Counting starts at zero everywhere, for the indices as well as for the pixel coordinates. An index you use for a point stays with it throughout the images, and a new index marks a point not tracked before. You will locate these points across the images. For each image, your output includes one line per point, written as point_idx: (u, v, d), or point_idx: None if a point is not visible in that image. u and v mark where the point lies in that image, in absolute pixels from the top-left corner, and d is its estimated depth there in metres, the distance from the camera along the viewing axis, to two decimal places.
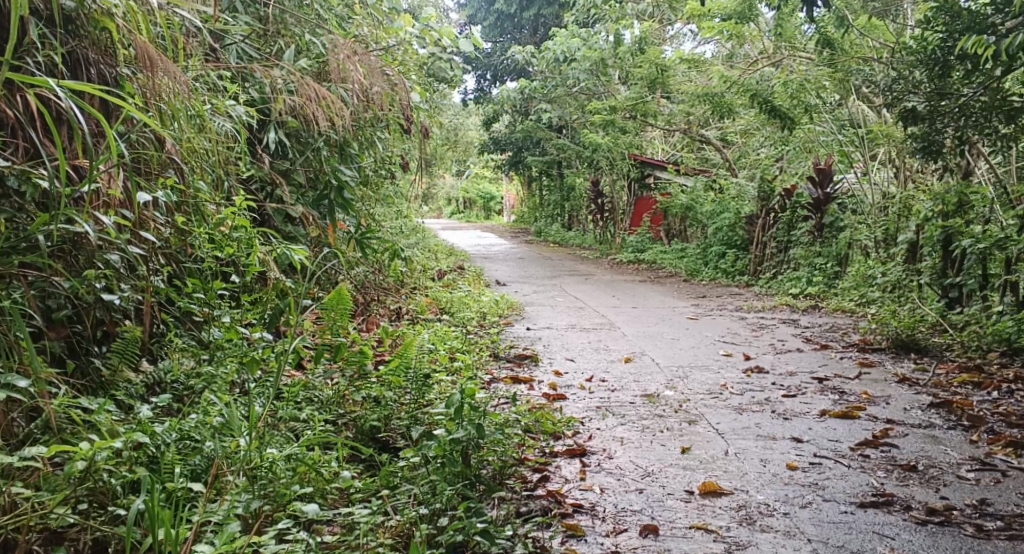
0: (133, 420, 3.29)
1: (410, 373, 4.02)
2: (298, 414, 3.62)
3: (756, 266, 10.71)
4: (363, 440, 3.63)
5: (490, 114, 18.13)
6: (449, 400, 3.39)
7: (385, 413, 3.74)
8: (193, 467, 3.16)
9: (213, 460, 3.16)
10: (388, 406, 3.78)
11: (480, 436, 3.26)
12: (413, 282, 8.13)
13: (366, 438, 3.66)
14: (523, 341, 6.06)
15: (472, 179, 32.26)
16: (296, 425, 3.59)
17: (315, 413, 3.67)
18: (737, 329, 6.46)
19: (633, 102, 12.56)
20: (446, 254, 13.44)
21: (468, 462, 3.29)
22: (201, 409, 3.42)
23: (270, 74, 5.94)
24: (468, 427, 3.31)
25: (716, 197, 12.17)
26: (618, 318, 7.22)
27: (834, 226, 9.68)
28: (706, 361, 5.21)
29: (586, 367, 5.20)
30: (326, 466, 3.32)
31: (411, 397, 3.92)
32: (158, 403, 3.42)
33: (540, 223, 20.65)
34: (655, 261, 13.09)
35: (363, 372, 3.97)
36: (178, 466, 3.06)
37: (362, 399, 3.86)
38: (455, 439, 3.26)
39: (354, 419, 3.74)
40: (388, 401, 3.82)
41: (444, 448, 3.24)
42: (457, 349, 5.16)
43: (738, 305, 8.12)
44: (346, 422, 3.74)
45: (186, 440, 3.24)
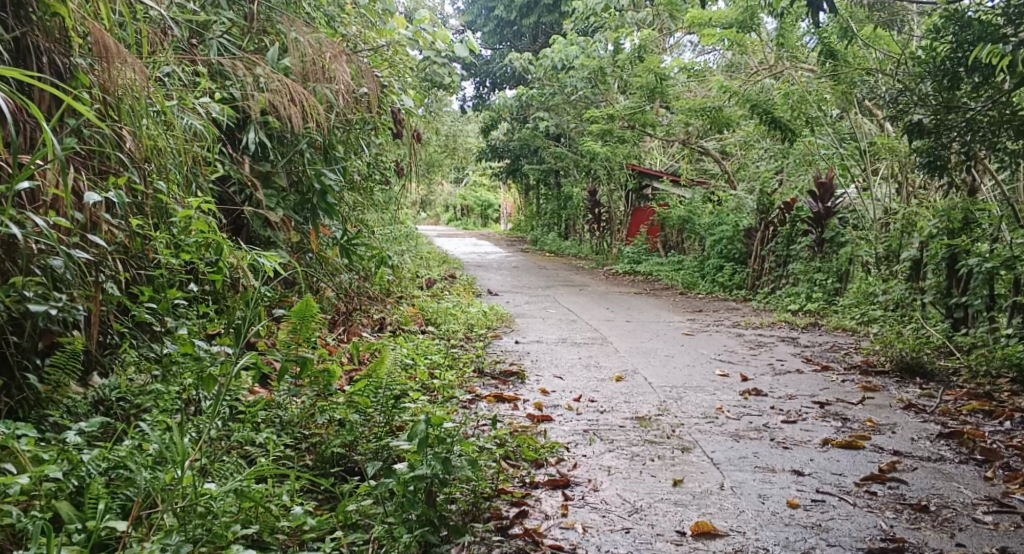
0: (58, 448, 3.05)
1: (379, 395, 3.78)
2: (254, 438, 3.38)
3: (753, 280, 10.48)
4: (323, 469, 3.38)
5: (487, 121, 17.92)
6: (413, 431, 3.05)
7: (350, 439, 3.48)
8: (121, 504, 2.88)
9: (145, 494, 2.86)
10: (353, 430, 3.52)
11: (446, 473, 2.96)
12: (401, 291, 7.88)
13: (327, 467, 3.40)
14: (510, 356, 5.80)
15: (470, 187, 32.04)
16: (250, 451, 3.34)
17: (274, 437, 3.41)
18: (734, 346, 6.21)
19: (632, 111, 12.33)
20: (439, 262, 13.20)
21: (433, 501, 3.01)
22: (137, 437, 3.17)
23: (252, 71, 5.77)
24: (432, 461, 2.99)
25: (715, 209, 11.95)
26: (611, 332, 6.97)
27: (835, 241, 9.43)
28: (702, 382, 4.94)
29: (575, 385, 4.95)
30: (274, 501, 3.08)
31: (381, 420, 3.68)
32: (89, 428, 3.17)
33: (537, 231, 20.43)
34: (651, 273, 12.84)
35: (329, 392, 3.71)
36: (102, 504, 2.80)
37: (326, 422, 3.60)
38: (418, 477, 2.96)
39: (316, 445, 3.49)
40: (355, 425, 3.56)
41: (406, 485, 2.94)
42: (439, 365, 4.91)
43: (734, 321, 7.88)
44: (307, 448, 3.49)
45: (118, 470, 2.97)
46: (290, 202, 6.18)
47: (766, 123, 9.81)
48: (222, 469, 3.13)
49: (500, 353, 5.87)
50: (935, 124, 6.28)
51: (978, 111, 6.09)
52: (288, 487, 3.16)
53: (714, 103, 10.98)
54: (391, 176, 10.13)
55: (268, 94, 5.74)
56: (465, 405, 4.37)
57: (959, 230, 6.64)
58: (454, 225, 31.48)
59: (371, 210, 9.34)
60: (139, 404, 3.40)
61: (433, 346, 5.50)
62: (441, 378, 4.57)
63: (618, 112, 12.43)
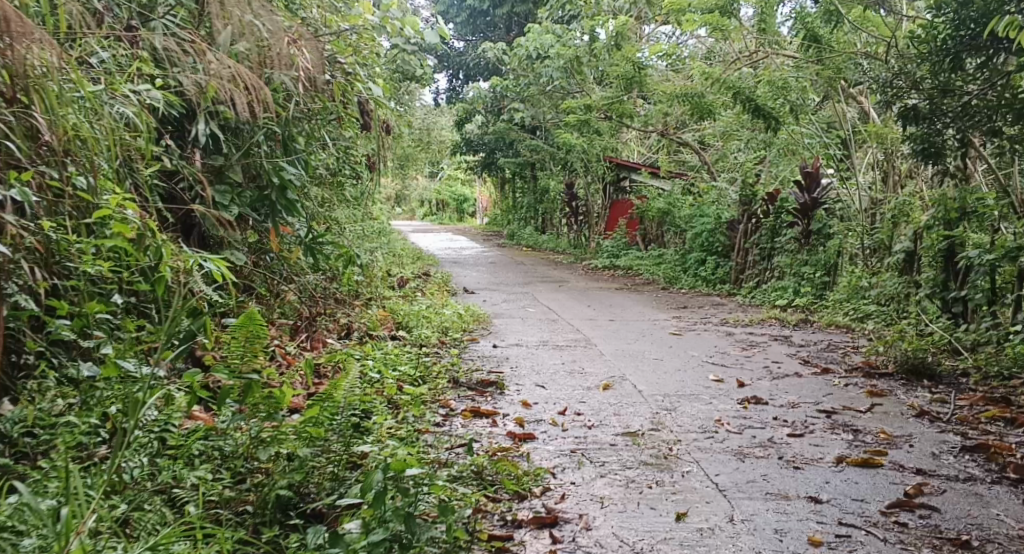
0: None
1: (336, 420, 3.38)
2: (185, 479, 3.02)
3: (737, 274, 10.10)
4: (267, 519, 2.96)
5: (461, 114, 17.46)
6: (368, 483, 2.76)
7: (300, 476, 3.08)
8: None
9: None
10: (304, 465, 3.11)
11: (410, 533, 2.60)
12: (370, 292, 7.42)
13: (273, 512, 2.98)
14: (486, 363, 5.39)
15: (445, 180, 31.54)
16: (179, 493, 3.00)
17: (205, 478, 3.04)
18: (726, 347, 5.83)
19: (609, 101, 11.92)
20: (412, 259, 12.76)
21: None
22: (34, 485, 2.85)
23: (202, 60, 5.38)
24: (386, 526, 2.70)
25: (696, 200, 11.57)
26: (594, 333, 6.56)
27: (823, 233, 8.92)
28: (696, 390, 4.54)
29: (558, 396, 4.54)
30: None
31: (336, 449, 3.29)
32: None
33: (513, 225, 19.96)
34: (631, 268, 12.45)
35: (276, 421, 3.28)
36: None
37: (270, 458, 3.16)
38: (370, 542, 2.64)
39: (258, 486, 3.07)
40: (306, 459, 3.15)
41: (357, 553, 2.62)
42: (407, 379, 4.47)
43: (722, 319, 7.50)
44: (249, 490, 3.07)
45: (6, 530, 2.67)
46: (245, 198, 5.77)
47: (750, 112, 9.32)
48: (142, 520, 2.80)
49: (474, 360, 5.46)
50: (930, 109, 5.86)
51: (974, 95, 5.62)
52: (220, 546, 2.76)
53: (694, 91, 10.59)
54: (360, 170, 9.66)
55: (214, 79, 5.32)
56: (437, 422, 3.96)
57: (955, 221, 6.22)
58: (429, 219, 30.99)
59: (340, 206, 8.87)
60: (53, 435, 3.07)
61: (402, 352, 5.08)
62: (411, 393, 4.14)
63: (595, 102, 12.01)
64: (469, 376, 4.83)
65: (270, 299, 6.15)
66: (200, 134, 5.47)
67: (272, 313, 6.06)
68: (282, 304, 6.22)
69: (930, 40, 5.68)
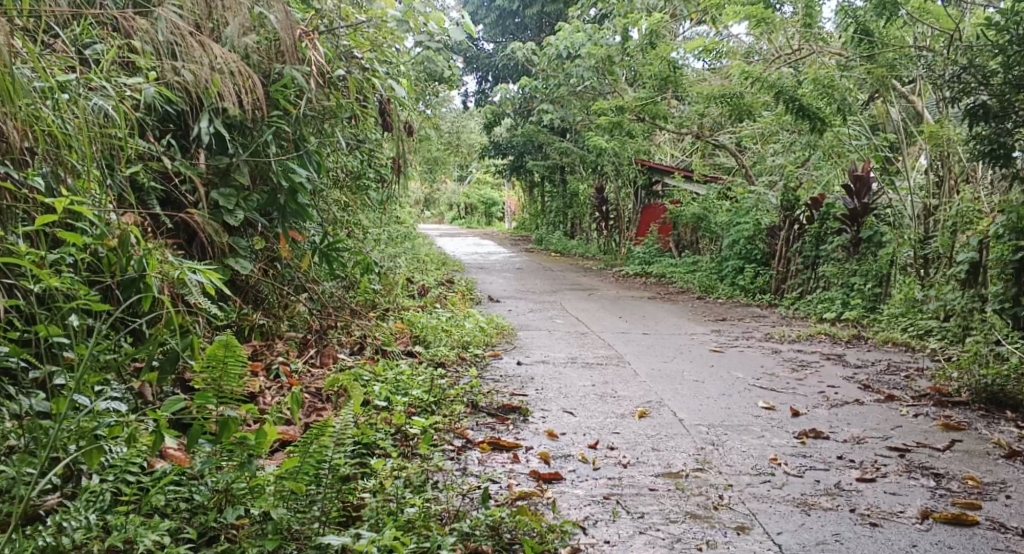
0: None
1: (323, 465, 3.01)
2: (139, 540, 2.73)
3: (778, 283, 9.58)
4: None
5: (490, 117, 17.04)
6: None
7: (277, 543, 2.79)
8: None
9: None
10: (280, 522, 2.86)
11: None
12: (389, 302, 6.97)
13: None
14: (510, 384, 4.90)
15: (474, 184, 31.10)
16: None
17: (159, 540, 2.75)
18: (774, 368, 5.32)
19: (642, 102, 11.42)
20: (437, 264, 12.32)
21: None
22: None
23: (210, 52, 4.99)
24: None
25: (733, 205, 11.05)
26: (627, 349, 6.05)
27: (874, 241, 8.44)
28: (745, 420, 4.03)
29: (589, 424, 4.06)
30: None
31: (319, 509, 2.93)
32: None
33: (542, 230, 19.46)
34: (664, 275, 11.93)
35: (257, 485, 3.00)
36: None
37: (237, 519, 2.89)
38: None
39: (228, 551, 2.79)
40: (287, 524, 2.86)
41: None
42: (419, 406, 4.01)
43: (766, 334, 6.97)
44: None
45: None
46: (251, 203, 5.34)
47: (794, 111, 8.94)
48: None
49: (495, 380, 4.97)
50: (1002, 106, 5.31)
51: None
52: None
53: (733, 91, 10.08)
54: (382, 172, 9.24)
55: (218, 75, 4.99)
56: (450, 458, 3.51)
57: None
58: (458, 223, 30.53)
59: (361, 211, 8.45)
60: None
61: (416, 372, 4.61)
62: (423, 422, 3.69)
63: (627, 103, 11.52)
64: (490, 400, 4.34)
65: (280, 312, 5.63)
66: (203, 132, 5.09)
67: (280, 325, 5.57)
68: (292, 317, 5.71)
69: (1005, 29, 5.13)
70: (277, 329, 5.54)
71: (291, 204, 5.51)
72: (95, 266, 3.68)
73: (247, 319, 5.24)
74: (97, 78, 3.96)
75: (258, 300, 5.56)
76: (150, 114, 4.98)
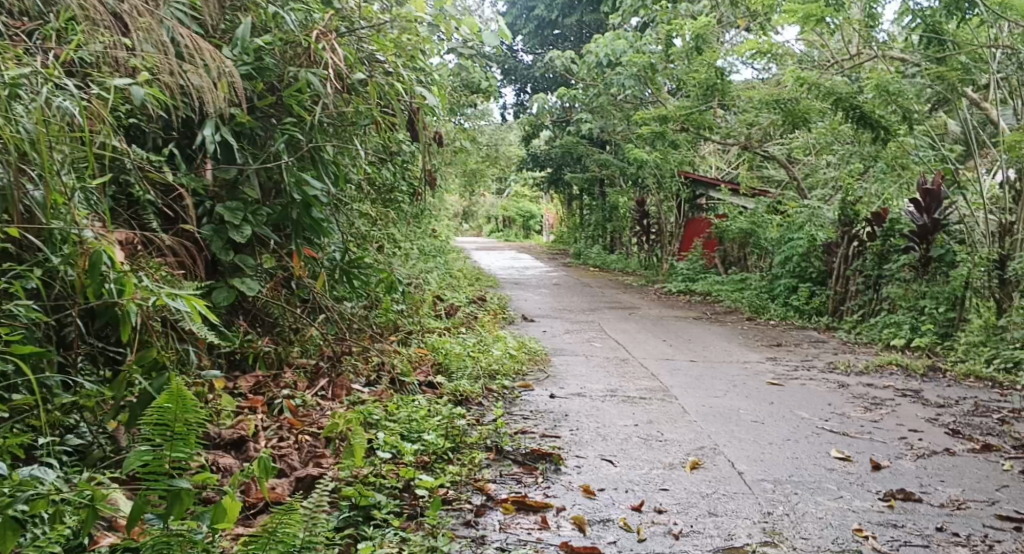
0: None
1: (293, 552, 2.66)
2: None
3: (836, 304, 9.00)
4: None
5: (528, 129, 16.52)
6: None
7: None
8: None
9: None
10: None
11: None
12: (415, 324, 6.43)
13: None
14: (540, 423, 4.33)
15: (512, 198, 30.61)
16: None
17: None
18: (842, 409, 4.71)
19: (687, 112, 10.90)
20: (470, 280, 11.79)
21: None
22: None
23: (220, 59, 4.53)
24: None
25: (784, 219, 10.38)
26: (672, 381, 5.45)
27: (946, 260, 7.84)
28: (817, 475, 3.52)
29: (632, 476, 3.50)
30: None
31: None
32: None
33: (579, 244, 18.88)
34: (709, 293, 11.29)
35: None
36: None
37: None
38: None
39: None
40: None
41: None
42: (434, 454, 3.47)
43: (827, 364, 6.37)
44: None
45: None
46: (260, 218, 4.76)
47: (855, 120, 8.45)
48: None
49: (523, 419, 4.40)
50: None
51: None
52: None
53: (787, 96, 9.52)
54: (412, 184, 8.76)
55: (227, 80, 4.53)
56: (467, 522, 3.06)
57: None
58: (495, 235, 30.05)
59: (388, 225, 7.92)
60: None
61: (433, 411, 4.05)
62: (437, 480, 3.20)
63: (672, 112, 10.91)
64: (519, 445, 3.79)
65: (290, 338, 4.99)
66: (209, 140, 4.56)
67: (291, 351, 4.92)
68: (304, 342, 5.04)
69: None
70: (286, 355, 4.89)
71: (304, 219, 4.90)
72: (64, 292, 3.27)
73: (251, 345, 4.64)
74: (58, 72, 3.38)
75: (265, 322, 4.91)
76: (145, 122, 4.44)
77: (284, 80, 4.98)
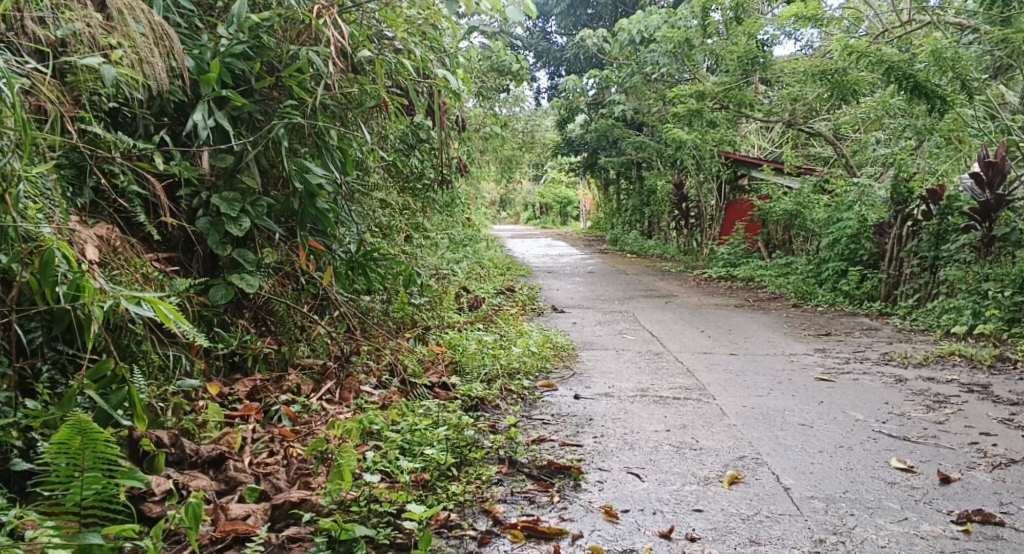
0: None
1: None
2: None
3: (889, 288, 8.47)
4: None
5: (562, 112, 16.02)
6: None
7: None
8: None
9: None
10: None
11: None
12: (436, 321, 6.02)
13: None
14: (561, 430, 3.90)
15: (548, 183, 30.15)
16: None
17: None
18: (901, 409, 4.25)
19: (726, 87, 10.38)
20: (503, 268, 11.39)
21: None
22: None
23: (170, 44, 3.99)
24: None
25: (832, 200, 9.82)
26: (710, 378, 5.01)
27: (1011, 240, 7.32)
28: (875, 489, 3.13)
29: (661, 490, 3.14)
30: None
31: None
32: None
33: (617, 229, 18.35)
34: (752, 279, 10.77)
35: None
36: None
37: None
38: None
39: None
40: None
41: None
42: (436, 476, 3.13)
43: (883, 356, 5.89)
44: None
45: None
46: (261, 209, 4.28)
47: (908, 89, 8.00)
48: None
49: (542, 426, 3.98)
50: None
51: None
52: None
53: (834, 67, 8.99)
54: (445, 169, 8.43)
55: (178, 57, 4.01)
56: None
57: None
58: (532, 223, 29.62)
59: (413, 214, 7.52)
60: None
61: (441, 419, 3.64)
62: (428, 511, 2.90)
63: (711, 88, 10.35)
64: (535, 456, 3.38)
65: (297, 336, 4.44)
66: (200, 126, 4.11)
67: (296, 350, 4.41)
68: (312, 340, 4.48)
69: None
70: (291, 355, 4.39)
71: (309, 209, 4.48)
72: (27, 298, 3.03)
73: (250, 346, 4.18)
74: None
75: (268, 321, 4.39)
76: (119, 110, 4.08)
77: (284, 59, 4.49)
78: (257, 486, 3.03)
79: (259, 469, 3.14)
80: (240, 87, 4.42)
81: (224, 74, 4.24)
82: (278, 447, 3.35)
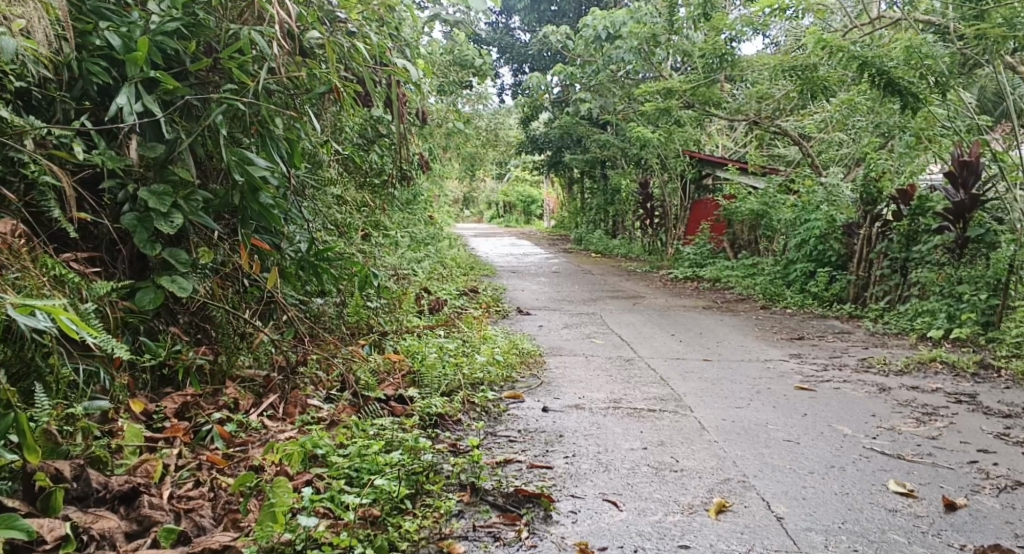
0: None
1: None
2: None
3: (858, 290, 8.27)
4: None
5: (525, 109, 15.71)
6: None
7: None
8: None
9: None
10: None
11: None
12: (392, 325, 5.65)
13: None
14: (530, 449, 3.57)
15: (511, 182, 29.81)
16: None
17: None
18: (890, 423, 3.97)
19: (693, 85, 10.06)
20: (464, 269, 11.03)
21: None
22: None
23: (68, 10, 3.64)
24: None
25: (798, 200, 9.58)
26: (685, 386, 4.72)
27: (986, 241, 7.06)
28: (875, 521, 2.93)
29: (641, 523, 2.91)
30: None
31: None
32: None
33: (581, 228, 18.06)
34: (718, 279, 10.52)
35: None
36: None
37: None
38: None
39: None
40: None
41: None
42: (387, 512, 2.87)
43: (860, 362, 5.64)
44: None
45: None
46: (195, 204, 3.97)
47: (881, 86, 7.81)
48: None
49: (509, 445, 3.64)
50: None
51: None
52: None
53: (803, 63, 8.78)
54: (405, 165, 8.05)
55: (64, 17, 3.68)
56: None
57: None
58: (496, 222, 29.26)
59: (373, 212, 7.15)
60: None
61: (396, 441, 3.28)
62: None
63: (678, 85, 10.03)
64: (502, 483, 3.10)
65: (237, 345, 4.07)
66: (126, 111, 3.80)
67: (234, 361, 4.05)
68: (254, 348, 4.13)
69: None
70: (229, 366, 4.03)
71: (251, 205, 4.17)
72: None
73: (180, 357, 3.78)
74: None
75: (204, 329, 4.03)
76: (32, 96, 3.75)
77: (222, 39, 4.16)
78: (176, 527, 2.76)
79: (179, 506, 2.88)
80: (173, 69, 4.08)
81: (153, 54, 3.89)
82: (204, 475, 3.07)
